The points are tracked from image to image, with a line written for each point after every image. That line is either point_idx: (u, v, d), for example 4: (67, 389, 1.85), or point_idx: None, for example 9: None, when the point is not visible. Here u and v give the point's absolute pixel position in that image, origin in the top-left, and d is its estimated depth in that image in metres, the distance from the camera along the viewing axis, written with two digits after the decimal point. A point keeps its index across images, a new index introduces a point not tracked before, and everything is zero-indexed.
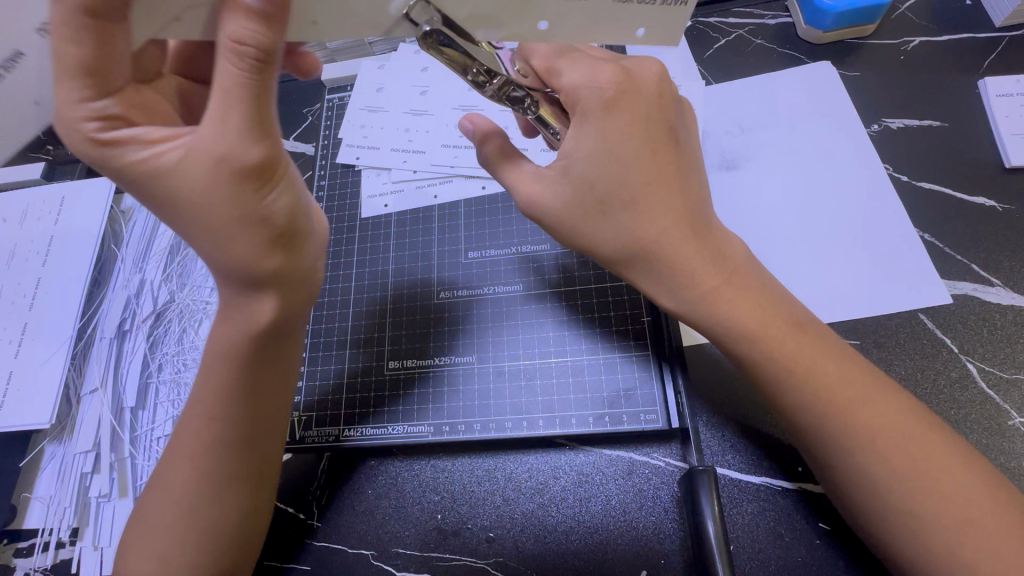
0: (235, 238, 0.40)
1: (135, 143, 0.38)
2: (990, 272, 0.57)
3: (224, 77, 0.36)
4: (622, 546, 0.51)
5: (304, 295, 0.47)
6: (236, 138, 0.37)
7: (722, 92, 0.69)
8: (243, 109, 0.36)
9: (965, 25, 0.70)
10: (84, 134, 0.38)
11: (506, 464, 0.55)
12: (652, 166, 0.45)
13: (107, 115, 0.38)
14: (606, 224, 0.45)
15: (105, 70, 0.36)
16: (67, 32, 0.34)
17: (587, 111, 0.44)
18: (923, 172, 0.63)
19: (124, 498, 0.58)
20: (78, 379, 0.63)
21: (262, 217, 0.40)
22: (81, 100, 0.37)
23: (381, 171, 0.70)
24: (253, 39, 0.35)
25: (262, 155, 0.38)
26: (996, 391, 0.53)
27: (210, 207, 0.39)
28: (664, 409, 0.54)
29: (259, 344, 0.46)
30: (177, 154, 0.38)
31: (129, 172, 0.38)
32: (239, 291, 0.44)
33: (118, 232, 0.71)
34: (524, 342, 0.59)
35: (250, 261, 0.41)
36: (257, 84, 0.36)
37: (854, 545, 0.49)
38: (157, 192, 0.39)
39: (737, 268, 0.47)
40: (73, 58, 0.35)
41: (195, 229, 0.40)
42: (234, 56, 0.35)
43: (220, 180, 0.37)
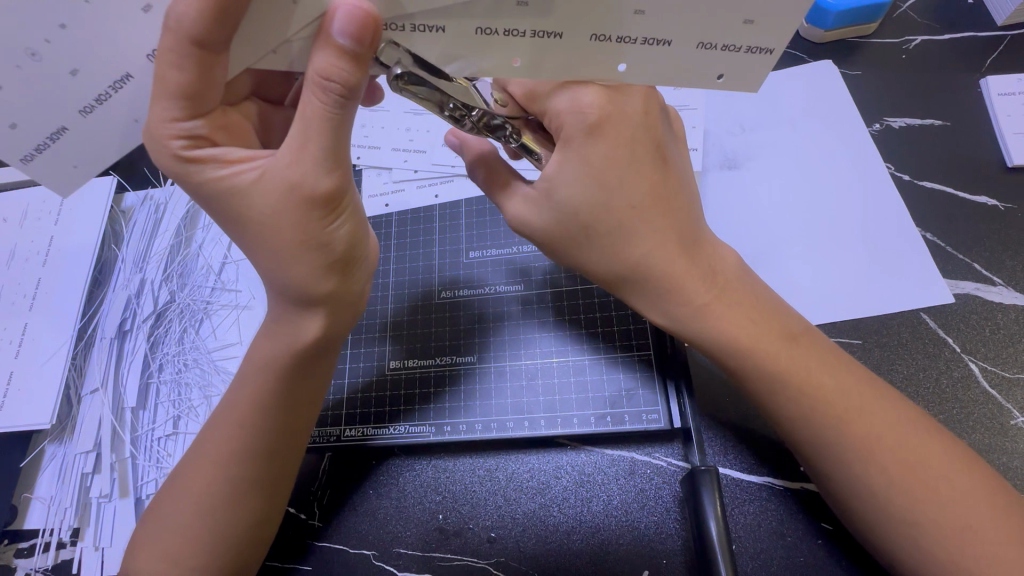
0: (297, 261, 0.42)
1: (217, 162, 0.41)
2: (992, 271, 0.57)
3: (307, 108, 0.37)
4: (624, 546, 0.51)
5: (351, 316, 0.48)
6: (311, 169, 0.39)
7: (724, 91, 0.69)
8: (321, 142, 0.38)
9: (967, 24, 0.70)
10: (170, 151, 0.40)
11: (507, 464, 0.55)
12: (639, 188, 0.44)
13: (193, 135, 0.40)
14: (594, 247, 0.46)
15: (203, 94, 0.38)
16: (172, 58, 0.36)
17: (568, 138, 0.42)
18: (925, 172, 0.62)
19: (125, 499, 0.58)
20: (79, 379, 0.63)
21: (323, 243, 0.42)
22: (171, 120, 0.39)
23: (382, 171, 0.70)
24: (340, 77, 0.36)
25: (330, 185, 0.40)
26: (998, 391, 0.53)
27: (277, 229, 0.41)
28: (665, 409, 0.54)
29: (301, 362, 0.47)
30: (254, 176, 0.40)
31: (209, 187, 0.41)
32: (288, 308, 0.46)
33: (118, 232, 0.71)
34: (525, 342, 0.59)
35: (309, 283, 0.43)
36: (337, 119, 0.38)
37: (855, 545, 0.49)
38: (231, 208, 0.41)
39: (728, 283, 0.47)
40: (175, 84, 0.37)
41: (261, 247, 0.42)
42: (318, 88, 0.36)
43: (289, 205, 0.40)
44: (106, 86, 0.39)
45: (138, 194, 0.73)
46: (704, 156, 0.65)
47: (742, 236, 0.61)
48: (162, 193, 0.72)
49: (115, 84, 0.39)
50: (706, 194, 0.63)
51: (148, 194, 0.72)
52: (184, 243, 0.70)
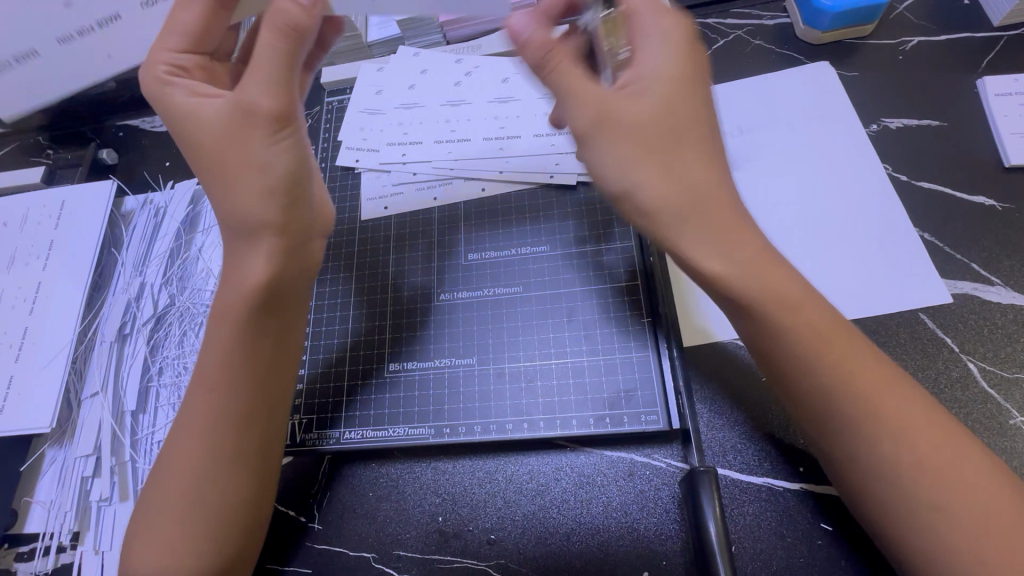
0: (242, 179, 0.46)
1: (184, 89, 0.47)
2: (990, 271, 0.57)
3: (261, 41, 0.44)
4: (623, 547, 0.51)
5: (296, 257, 0.49)
6: (251, 92, 0.45)
7: (720, 93, 0.70)
8: (266, 69, 0.44)
9: (964, 25, 0.70)
10: (156, 74, 0.48)
11: (507, 466, 0.55)
12: (680, 106, 0.44)
13: (180, 66, 0.49)
14: (666, 170, 0.43)
15: (201, 37, 0.49)
16: (183, 0, 0.47)
17: (644, 69, 0.45)
18: (921, 172, 0.63)
19: (125, 502, 0.58)
20: (79, 383, 0.64)
21: (263, 164, 0.45)
22: (169, 50, 0.48)
23: (381, 173, 0.70)
24: (289, 15, 0.43)
25: (275, 107, 0.45)
26: (997, 390, 0.53)
27: (229, 148, 0.45)
28: (664, 410, 0.54)
29: (249, 306, 0.47)
30: (208, 107, 0.46)
31: (173, 108, 0.47)
32: (240, 243, 0.47)
33: (118, 236, 0.71)
34: (524, 343, 0.59)
35: (255, 207, 0.46)
36: (285, 55, 0.44)
37: (857, 546, 0.49)
38: (189, 129, 0.47)
39: (757, 253, 0.42)
40: (181, 21, 0.48)
41: (216, 173, 0.47)
42: (274, 26, 0.44)
43: (241, 124, 0.45)
44: None
45: (138, 199, 0.73)
46: None
47: None
48: (162, 197, 0.72)
49: None
50: None
51: (148, 199, 0.73)
52: (184, 245, 0.70)
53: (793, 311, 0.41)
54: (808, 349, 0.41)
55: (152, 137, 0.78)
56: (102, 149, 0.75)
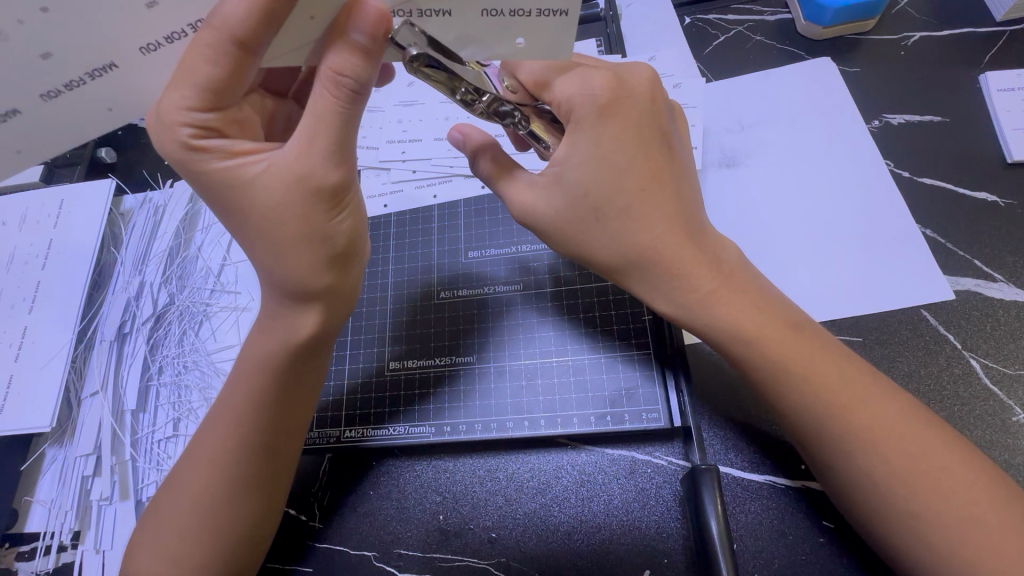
0: (297, 254, 0.42)
1: (223, 152, 0.41)
2: (993, 267, 0.57)
3: (318, 103, 0.39)
4: (624, 545, 0.51)
5: (346, 311, 0.49)
6: (318, 161, 0.40)
7: (722, 90, 0.69)
8: (332, 134, 0.39)
9: (966, 19, 0.70)
10: (177, 138, 0.40)
11: (508, 465, 0.55)
12: (642, 173, 0.45)
13: (206, 126, 0.40)
14: (601, 233, 0.46)
15: (227, 91, 0.39)
16: (207, 53, 0.36)
17: (580, 119, 0.44)
18: (923, 168, 0.62)
19: (125, 501, 0.58)
20: (79, 382, 0.63)
21: (325, 238, 0.43)
22: (186, 109, 0.39)
23: (381, 171, 0.70)
24: (352, 72, 0.37)
25: (337, 179, 0.41)
26: (1000, 387, 0.52)
27: (280, 223, 0.41)
28: (666, 408, 0.54)
29: (296, 357, 0.47)
30: (260, 169, 0.41)
31: (211, 178, 0.41)
32: (286, 304, 0.46)
33: (118, 235, 0.71)
34: (525, 341, 0.59)
35: (308, 280, 0.44)
36: (349, 115, 0.39)
37: (859, 544, 0.48)
38: (232, 198, 0.41)
39: (716, 279, 0.46)
40: (204, 76, 0.37)
41: (258, 243, 0.43)
42: (332, 84, 0.38)
43: (296, 198, 0.40)
44: (83, 74, 0.36)
45: (137, 197, 0.73)
46: (703, 154, 0.65)
47: (741, 234, 0.61)
48: (161, 195, 0.72)
49: (96, 72, 0.36)
50: (705, 192, 0.63)
51: (147, 197, 0.73)
52: (184, 244, 0.70)
53: (740, 340, 0.45)
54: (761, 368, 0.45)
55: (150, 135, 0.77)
56: (101, 147, 0.74)
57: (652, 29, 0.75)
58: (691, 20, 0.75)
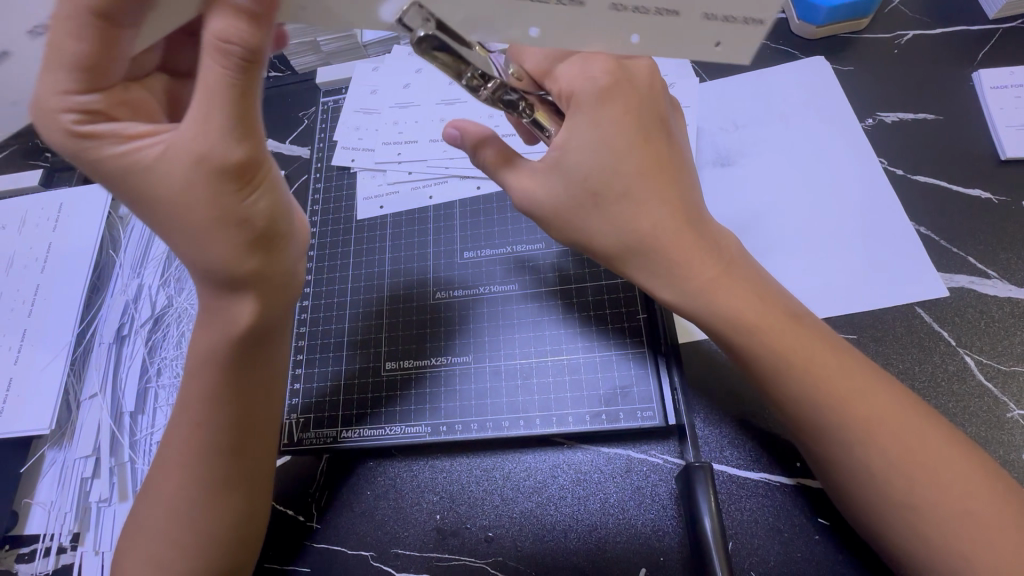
0: (214, 239, 0.41)
1: (115, 136, 0.40)
2: (987, 264, 0.57)
3: (208, 75, 0.37)
4: (620, 544, 0.51)
5: (282, 297, 0.47)
6: (218, 137, 0.38)
7: (715, 90, 0.69)
8: (229, 109, 0.37)
9: (959, 17, 0.70)
10: (59, 125, 0.39)
11: (503, 464, 0.55)
12: (644, 159, 0.45)
13: (88, 109, 0.40)
14: (603, 216, 0.46)
15: (100, 68, 0.38)
16: (70, 27, 0.36)
17: (580, 102, 0.45)
18: (918, 165, 0.62)
19: (125, 503, 0.58)
20: (78, 385, 0.64)
21: (241, 219, 0.41)
22: (66, 92, 0.39)
23: (377, 173, 0.70)
24: (239, 38, 0.36)
25: (242, 156, 0.39)
26: (994, 382, 0.53)
27: (190, 205, 0.39)
28: (660, 406, 0.54)
29: (242, 351, 0.46)
30: (156, 152, 0.39)
31: (108, 165, 0.40)
32: (219, 292, 0.44)
33: (116, 238, 0.71)
34: (521, 341, 0.59)
35: (231, 263, 0.42)
36: (241, 85, 0.37)
37: (855, 541, 0.48)
38: (131, 185, 0.40)
39: (716, 267, 0.46)
40: (71, 53, 0.37)
41: (170, 228, 0.41)
42: (221, 55, 0.36)
43: (200, 177, 0.39)
44: None
45: None
46: (697, 153, 0.66)
47: (736, 234, 0.61)
48: None
49: None
50: (700, 193, 0.64)
51: None
52: None
53: (748, 327, 0.45)
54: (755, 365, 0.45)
55: None
56: None
57: None
58: None
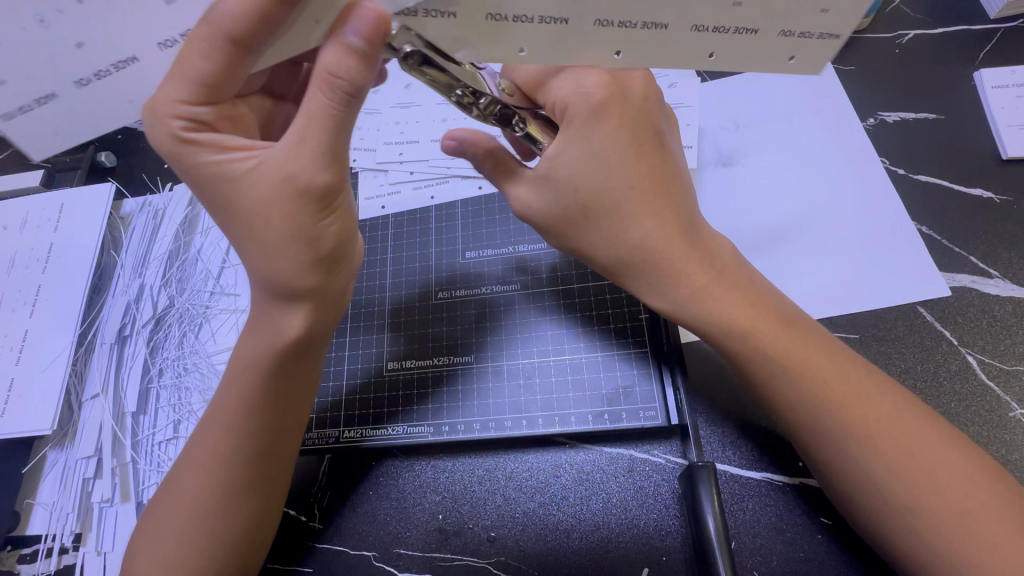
0: (282, 256, 0.42)
1: (214, 146, 0.41)
2: (989, 263, 0.57)
3: (312, 104, 0.38)
4: (623, 543, 0.51)
5: (330, 315, 0.48)
6: (309, 164, 0.39)
7: (717, 90, 0.69)
8: (323, 138, 0.39)
9: (960, 17, 0.70)
10: (169, 131, 0.40)
11: (505, 463, 0.55)
12: (638, 170, 0.45)
13: (198, 119, 0.40)
14: (593, 228, 0.47)
15: (219, 86, 0.39)
16: (203, 47, 0.36)
17: (572, 116, 0.44)
18: (919, 165, 0.62)
19: (126, 503, 0.58)
20: (79, 385, 0.64)
21: (311, 239, 0.42)
22: (180, 102, 0.39)
23: (378, 173, 0.70)
24: (349, 74, 0.37)
25: (327, 181, 0.40)
26: (996, 382, 0.53)
27: (267, 222, 0.41)
28: (663, 406, 0.54)
29: (286, 360, 0.47)
30: (247, 166, 0.41)
31: (203, 171, 0.41)
32: (275, 302, 0.45)
33: (117, 238, 0.71)
34: (523, 340, 0.59)
35: (293, 278, 0.43)
36: (342, 119, 0.39)
37: (857, 540, 0.49)
38: (221, 194, 0.42)
39: (709, 274, 0.47)
40: (198, 71, 0.37)
41: (244, 237, 0.43)
42: (328, 87, 0.37)
43: (285, 198, 0.40)
44: (107, 64, 0.36)
45: (136, 201, 0.73)
46: (699, 153, 0.66)
47: (738, 233, 0.61)
48: (161, 199, 0.72)
49: (118, 64, 0.36)
50: (703, 192, 0.64)
51: (147, 201, 0.73)
52: (183, 247, 0.70)
53: (740, 335, 0.45)
54: (758, 363, 0.45)
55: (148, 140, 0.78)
56: (100, 151, 0.75)
57: None
58: None
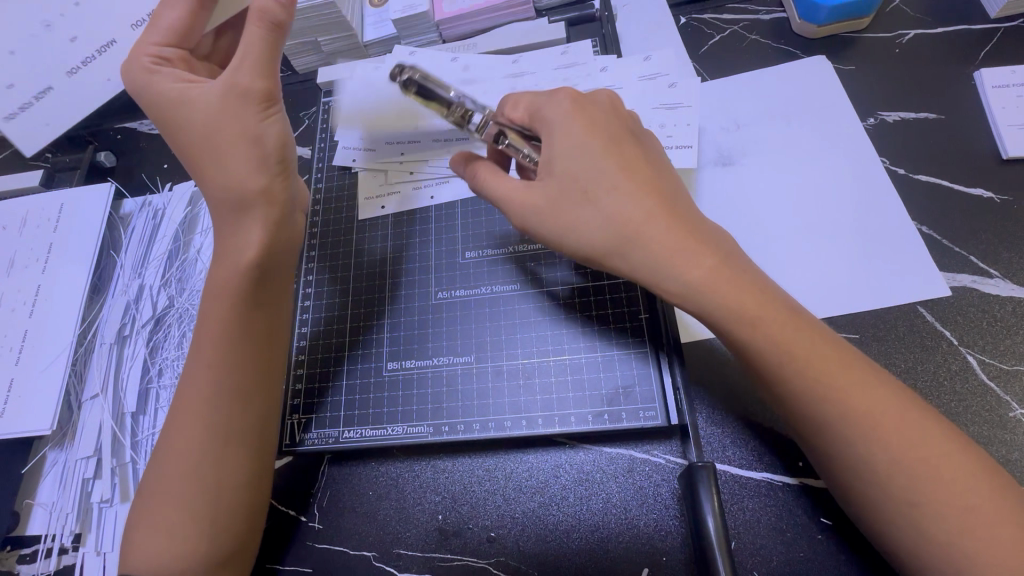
0: (233, 156, 0.49)
1: (173, 77, 0.50)
2: (989, 263, 0.57)
3: (250, 36, 0.49)
4: (623, 543, 0.51)
5: (289, 237, 0.54)
6: (249, 72, 0.49)
7: (717, 89, 0.69)
8: (257, 53, 0.49)
9: (960, 17, 0.70)
10: (143, 65, 0.50)
11: (505, 464, 0.55)
12: (620, 158, 0.48)
13: (165, 57, 0.51)
14: (590, 212, 0.47)
15: (189, 32, 0.52)
16: (171, 0, 0.50)
17: (552, 117, 0.49)
18: (919, 165, 0.62)
19: (126, 503, 0.58)
20: (79, 385, 0.64)
21: (252, 136, 0.50)
22: (156, 45, 0.51)
23: (378, 172, 0.71)
24: (274, 10, 0.48)
25: (264, 87, 0.50)
26: (997, 382, 0.53)
27: (218, 129, 0.49)
28: (663, 406, 0.54)
29: (247, 287, 0.50)
30: (201, 91, 0.49)
31: (161, 94, 0.50)
32: (231, 220, 0.51)
33: (117, 238, 0.72)
34: (522, 340, 0.59)
35: (242, 181, 0.50)
36: (269, 41, 0.49)
37: (859, 541, 0.48)
38: (172, 117, 0.50)
39: (715, 261, 0.45)
40: (167, 20, 0.51)
41: (201, 159, 0.50)
42: (258, 20, 0.48)
43: (226, 101, 0.49)
44: None
45: (136, 201, 0.73)
46: (699, 152, 0.66)
47: (738, 233, 0.61)
48: (160, 199, 0.72)
49: None
50: (702, 192, 0.64)
51: (146, 201, 0.73)
52: (183, 247, 0.70)
53: (745, 326, 0.44)
54: (760, 360, 0.45)
55: (149, 140, 0.78)
56: (100, 152, 0.75)
57: (649, 30, 0.75)
58: (686, 20, 0.76)
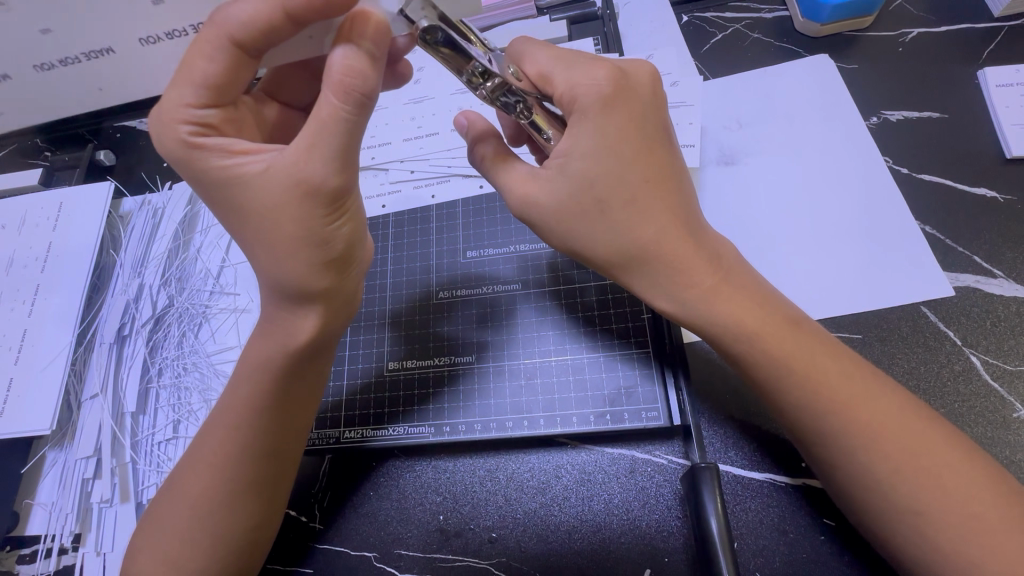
0: (293, 258, 0.42)
1: (220, 149, 0.41)
2: (993, 263, 0.57)
3: (322, 110, 0.38)
4: (625, 544, 0.51)
5: (344, 315, 0.48)
6: (319, 166, 0.39)
7: (719, 88, 0.69)
8: (333, 143, 0.39)
9: (964, 16, 0.70)
10: (178, 136, 0.41)
11: (507, 464, 0.55)
12: (648, 167, 0.46)
13: (204, 123, 0.41)
14: (604, 225, 0.45)
15: (227, 86, 0.41)
16: (207, 49, 0.38)
17: (584, 109, 0.45)
18: (923, 165, 0.62)
19: (126, 504, 0.58)
20: (79, 385, 0.63)
21: (321, 241, 0.42)
22: (186, 105, 0.40)
23: (379, 171, 0.70)
24: (359, 78, 0.38)
25: (337, 184, 0.40)
26: (1000, 383, 0.52)
27: (278, 224, 0.41)
28: (665, 406, 0.54)
29: (297, 363, 0.47)
30: (256, 167, 0.41)
31: (212, 174, 0.41)
32: (280, 301, 0.45)
33: (117, 237, 0.71)
34: (525, 341, 0.59)
35: (304, 280, 0.43)
36: (353, 121, 0.39)
37: (860, 542, 0.48)
38: (227, 197, 0.42)
39: (717, 276, 0.46)
40: (200, 72, 0.39)
41: (256, 241, 0.43)
42: (340, 93, 0.38)
43: (294, 199, 0.40)
44: (80, 53, 0.41)
45: (136, 199, 0.73)
46: (701, 152, 0.65)
47: (741, 233, 0.61)
48: (161, 197, 0.72)
49: (98, 53, 0.41)
50: (704, 193, 0.63)
51: (146, 199, 0.73)
52: (183, 246, 0.70)
53: (750, 333, 0.45)
54: (765, 363, 0.44)
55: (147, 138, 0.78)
56: (99, 150, 0.75)
57: (651, 29, 0.75)
58: (688, 19, 0.75)
